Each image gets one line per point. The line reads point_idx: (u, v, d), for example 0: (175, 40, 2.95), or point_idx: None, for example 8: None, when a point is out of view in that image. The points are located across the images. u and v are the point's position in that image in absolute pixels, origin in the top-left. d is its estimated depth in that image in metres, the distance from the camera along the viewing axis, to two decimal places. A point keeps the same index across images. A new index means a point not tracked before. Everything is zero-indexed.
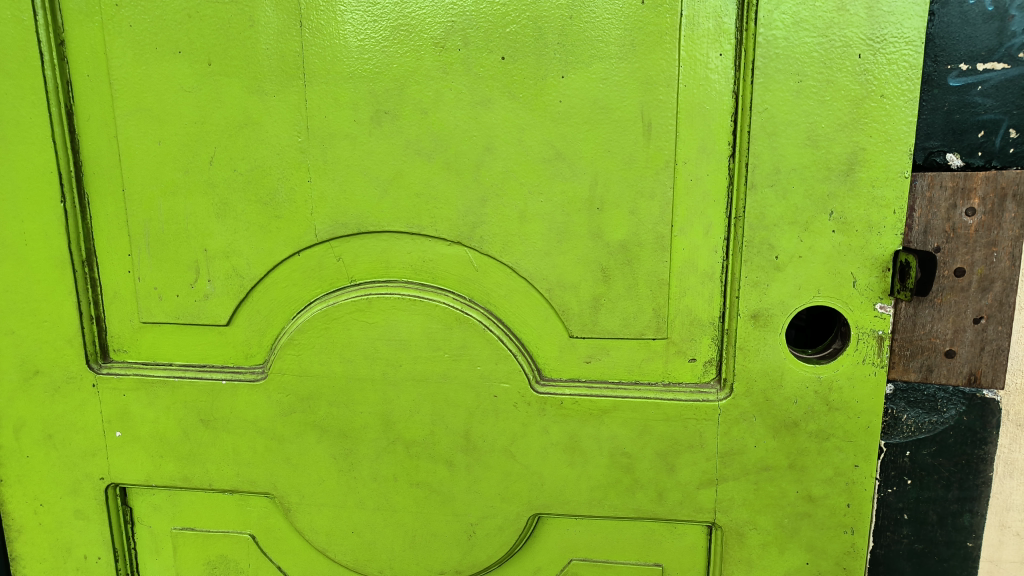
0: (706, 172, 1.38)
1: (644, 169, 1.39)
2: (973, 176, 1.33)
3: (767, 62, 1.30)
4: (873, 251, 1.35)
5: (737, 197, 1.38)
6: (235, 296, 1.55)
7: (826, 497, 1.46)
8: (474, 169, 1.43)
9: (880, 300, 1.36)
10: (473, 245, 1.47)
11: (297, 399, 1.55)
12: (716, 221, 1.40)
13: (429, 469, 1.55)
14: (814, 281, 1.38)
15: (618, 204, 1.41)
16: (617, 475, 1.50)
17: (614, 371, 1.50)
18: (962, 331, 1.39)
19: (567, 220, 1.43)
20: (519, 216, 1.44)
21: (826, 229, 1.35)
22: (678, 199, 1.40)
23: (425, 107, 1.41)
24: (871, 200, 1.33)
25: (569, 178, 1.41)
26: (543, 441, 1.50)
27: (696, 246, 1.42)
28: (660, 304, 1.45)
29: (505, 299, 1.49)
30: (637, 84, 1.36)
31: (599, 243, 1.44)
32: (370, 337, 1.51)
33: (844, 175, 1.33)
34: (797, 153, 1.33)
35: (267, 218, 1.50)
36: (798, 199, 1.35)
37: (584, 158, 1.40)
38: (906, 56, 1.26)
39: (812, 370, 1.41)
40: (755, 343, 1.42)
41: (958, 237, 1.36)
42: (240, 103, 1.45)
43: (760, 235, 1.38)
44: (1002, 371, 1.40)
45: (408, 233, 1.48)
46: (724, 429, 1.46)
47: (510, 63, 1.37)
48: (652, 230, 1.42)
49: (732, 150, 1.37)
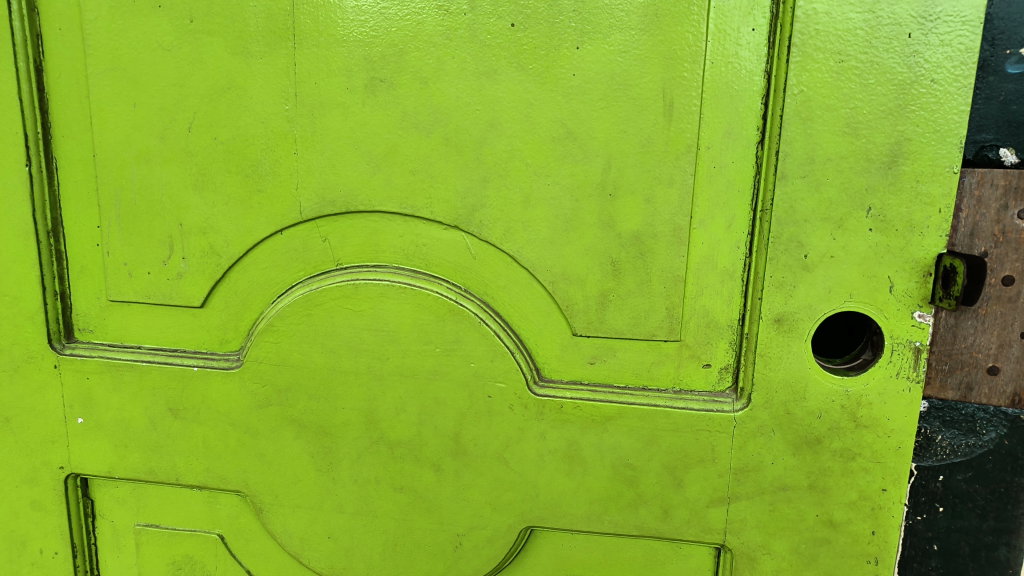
0: (731, 161, 1.25)
1: (663, 153, 1.26)
2: None
3: (805, 39, 1.17)
4: (915, 252, 1.21)
5: (765, 188, 1.25)
6: (211, 276, 1.42)
7: (848, 523, 1.32)
8: (476, 147, 1.30)
9: (919, 308, 1.23)
10: (471, 230, 1.34)
11: (274, 390, 1.42)
12: (739, 214, 1.27)
13: (414, 473, 1.42)
14: (846, 285, 1.25)
15: (632, 191, 1.28)
16: (619, 488, 1.37)
17: (620, 375, 1.37)
18: (1007, 347, 1.25)
19: (577, 206, 1.30)
20: (522, 201, 1.31)
21: (862, 226, 1.22)
22: (698, 189, 1.27)
23: (425, 76, 1.28)
24: (916, 195, 1.19)
25: (580, 161, 1.28)
26: (540, 448, 1.37)
27: (716, 241, 1.29)
28: (674, 303, 1.32)
29: (504, 291, 1.36)
30: (658, 59, 1.23)
31: (610, 233, 1.31)
32: (355, 326, 1.38)
33: (887, 167, 1.19)
34: (833, 142, 1.20)
35: (249, 192, 1.37)
36: (833, 192, 1.22)
37: (597, 139, 1.27)
38: (962, 37, 1.13)
39: (840, 384, 1.28)
40: (777, 350, 1.29)
41: (1008, 240, 1.21)
42: (224, 66, 1.32)
43: (789, 232, 1.24)
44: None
45: (402, 214, 1.35)
46: (739, 443, 1.32)
47: (519, 31, 1.24)
48: (668, 221, 1.29)
49: (761, 136, 1.24)
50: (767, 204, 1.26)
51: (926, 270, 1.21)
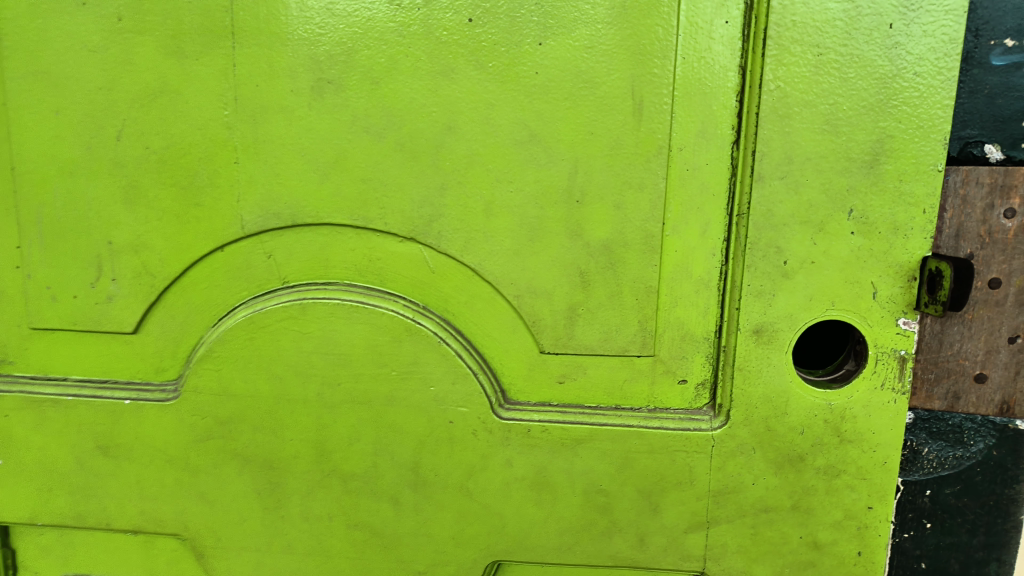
0: (704, 162, 1.17)
1: (633, 156, 1.17)
2: (1014, 172, 1.16)
3: (781, 31, 1.10)
4: (898, 257, 1.15)
5: (741, 190, 1.17)
6: (145, 298, 1.29)
7: (833, 544, 1.25)
8: (432, 152, 1.20)
9: (903, 315, 1.16)
10: (429, 242, 1.24)
11: (215, 422, 1.30)
12: (715, 218, 1.19)
13: (370, 507, 1.31)
14: (828, 292, 1.17)
15: (601, 197, 1.19)
16: (592, 515, 1.28)
17: (590, 394, 1.28)
18: (995, 353, 1.20)
19: (541, 214, 1.21)
20: (483, 209, 1.22)
21: (843, 230, 1.15)
22: (671, 192, 1.19)
23: (376, 76, 1.17)
24: (898, 196, 1.13)
25: (544, 165, 1.19)
26: (506, 476, 1.28)
27: (691, 249, 1.20)
28: (647, 316, 1.23)
29: (465, 308, 1.26)
30: (628, 55, 1.14)
31: (578, 243, 1.22)
32: (302, 350, 1.26)
33: (868, 167, 1.12)
34: (812, 140, 1.13)
35: (184, 205, 1.24)
36: (812, 194, 1.14)
37: (562, 141, 1.18)
38: (945, 27, 1.07)
39: (822, 397, 1.20)
40: (756, 363, 1.22)
41: (994, 242, 1.17)
42: (156, 67, 1.19)
43: (766, 237, 1.17)
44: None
45: (353, 226, 1.24)
46: (718, 464, 1.24)
47: (478, 26, 1.15)
48: (640, 229, 1.20)
49: (737, 135, 1.16)
50: (743, 208, 1.18)
51: (910, 275, 1.15)
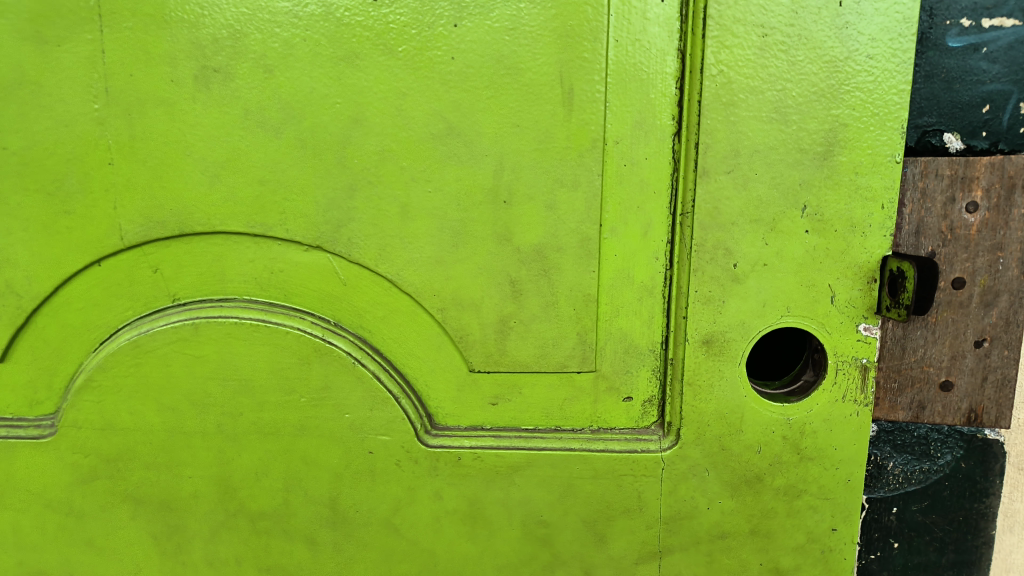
0: (644, 157, 1.06)
1: (564, 150, 1.05)
2: (974, 163, 1.09)
3: (722, 10, 0.99)
4: (857, 256, 1.05)
5: (685, 186, 1.06)
6: (11, 322, 1.12)
7: (796, 571, 1.14)
8: (338, 149, 1.06)
9: (863, 321, 1.06)
10: (339, 250, 1.10)
11: (101, 461, 1.14)
12: (658, 218, 1.08)
13: (284, 549, 1.16)
14: (782, 296, 1.07)
15: (530, 197, 1.07)
16: (532, 549, 1.15)
17: (526, 416, 1.15)
18: (960, 358, 1.15)
19: (465, 216, 1.08)
20: (399, 212, 1.09)
21: (797, 228, 1.04)
22: (608, 190, 1.07)
23: (270, 63, 1.04)
24: (855, 189, 1.03)
25: (465, 162, 1.06)
26: (435, 509, 1.14)
27: (632, 253, 1.09)
28: (586, 327, 1.11)
29: (383, 323, 1.13)
30: (553, 38, 1.02)
31: (506, 248, 1.09)
32: (198, 375, 1.12)
33: (822, 158, 1.02)
34: (760, 130, 1.02)
35: (53, 214, 1.09)
36: (762, 189, 1.04)
37: (485, 135, 1.05)
38: (899, 5, 0.97)
39: (780, 412, 1.09)
40: (706, 377, 1.11)
41: (956, 238, 1.11)
42: (11, 55, 1.03)
43: (714, 237, 1.06)
44: (1005, 400, 1.17)
45: (250, 234, 1.10)
46: (669, 488, 1.13)
47: (384, 7, 1.02)
48: (575, 231, 1.08)
49: (678, 127, 1.05)
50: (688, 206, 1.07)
51: (871, 275, 1.05)
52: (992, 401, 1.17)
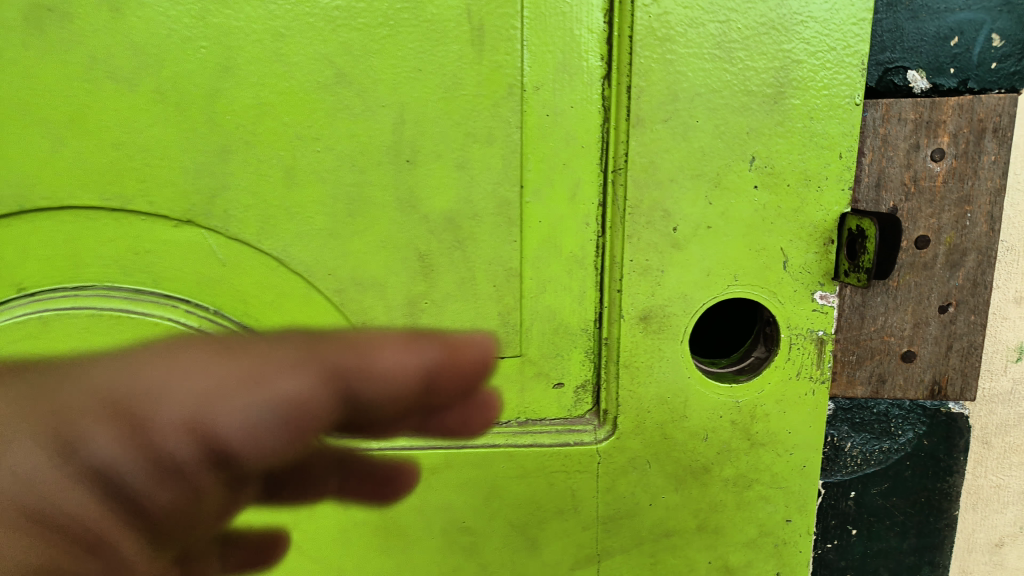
0: (569, 105, 0.90)
1: (476, 99, 0.89)
2: (940, 106, 1.01)
3: None
4: (812, 214, 0.91)
5: (616, 139, 0.91)
6: None
7: (747, 567, 1.03)
8: (205, 102, 0.88)
9: (819, 288, 0.93)
10: (213, 225, 0.92)
11: None
12: (586, 177, 0.93)
13: None
14: (729, 264, 0.93)
15: (438, 155, 0.91)
16: (454, 560, 1.01)
17: (437, 413, 0.98)
18: (923, 326, 1.06)
19: (361, 179, 0.92)
20: (284, 177, 0.91)
21: (746, 183, 0.91)
22: (528, 146, 0.91)
23: None
24: (810, 137, 0.89)
25: (359, 115, 0.89)
26: (342, 521, 0.99)
27: (558, 221, 0.94)
28: (509, 307, 0.97)
29: (271, 310, 0.96)
30: None
31: (412, 217, 0.93)
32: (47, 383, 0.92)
33: (773, 102, 0.88)
34: (701, 70, 0.88)
35: None
36: (704, 139, 0.89)
37: (381, 81, 0.88)
38: None
39: (727, 394, 0.97)
40: (644, 357, 0.97)
41: (920, 191, 1.02)
42: None
43: (651, 197, 0.91)
44: (971, 369, 1.08)
45: (104, 208, 0.90)
46: (606, 483, 1.00)
47: None
48: (491, 195, 0.93)
49: (608, 69, 0.90)
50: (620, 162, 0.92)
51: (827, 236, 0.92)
52: (958, 370, 1.09)
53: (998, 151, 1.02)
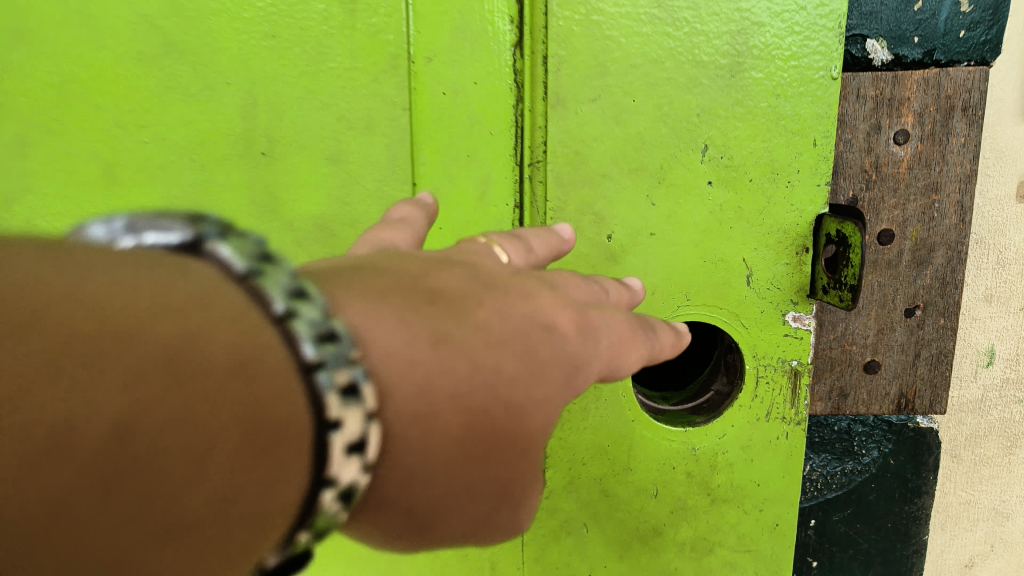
0: (470, 81, 0.66)
1: (352, 74, 0.67)
2: (902, 78, 0.83)
3: None
4: (782, 216, 0.67)
5: (531, 122, 0.67)
6: None
7: None
8: None
9: (792, 309, 0.68)
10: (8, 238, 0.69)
11: None
12: (497, 169, 0.68)
13: None
14: (685, 279, 0.69)
15: (304, 147, 0.69)
16: None
17: None
18: (887, 332, 0.89)
19: (206, 177, 0.69)
20: (101, 177, 0.68)
21: (697, 178, 0.67)
22: (418, 134, 0.68)
23: None
24: (778, 117, 0.66)
25: (203, 96, 0.67)
26: None
27: (461, 224, 0.70)
28: None
29: None
30: None
31: (274, 224, 0.71)
32: None
33: (734, 76, 0.65)
34: (637, 34, 0.65)
35: None
36: (643, 122, 0.66)
37: (223, 51, 0.66)
38: None
39: (679, 456, 0.71)
40: (575, 399, 0.71)
41: (881, 179, 0.84)
42: None
43: (575, 199, 0.68)
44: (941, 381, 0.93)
45: None
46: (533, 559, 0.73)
47: None
48: (375, 194, 0.70)
49: (518, 34, 0.65)
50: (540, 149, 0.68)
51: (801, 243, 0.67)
52: (927, 385, 0.92)
53: (971, 132, 0.83)
